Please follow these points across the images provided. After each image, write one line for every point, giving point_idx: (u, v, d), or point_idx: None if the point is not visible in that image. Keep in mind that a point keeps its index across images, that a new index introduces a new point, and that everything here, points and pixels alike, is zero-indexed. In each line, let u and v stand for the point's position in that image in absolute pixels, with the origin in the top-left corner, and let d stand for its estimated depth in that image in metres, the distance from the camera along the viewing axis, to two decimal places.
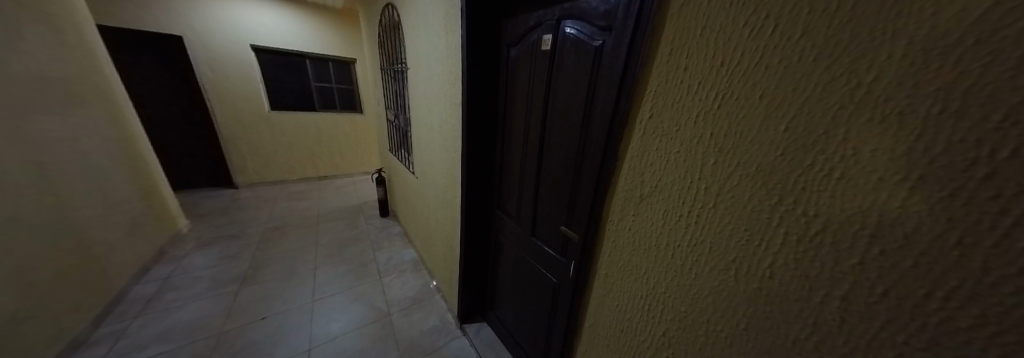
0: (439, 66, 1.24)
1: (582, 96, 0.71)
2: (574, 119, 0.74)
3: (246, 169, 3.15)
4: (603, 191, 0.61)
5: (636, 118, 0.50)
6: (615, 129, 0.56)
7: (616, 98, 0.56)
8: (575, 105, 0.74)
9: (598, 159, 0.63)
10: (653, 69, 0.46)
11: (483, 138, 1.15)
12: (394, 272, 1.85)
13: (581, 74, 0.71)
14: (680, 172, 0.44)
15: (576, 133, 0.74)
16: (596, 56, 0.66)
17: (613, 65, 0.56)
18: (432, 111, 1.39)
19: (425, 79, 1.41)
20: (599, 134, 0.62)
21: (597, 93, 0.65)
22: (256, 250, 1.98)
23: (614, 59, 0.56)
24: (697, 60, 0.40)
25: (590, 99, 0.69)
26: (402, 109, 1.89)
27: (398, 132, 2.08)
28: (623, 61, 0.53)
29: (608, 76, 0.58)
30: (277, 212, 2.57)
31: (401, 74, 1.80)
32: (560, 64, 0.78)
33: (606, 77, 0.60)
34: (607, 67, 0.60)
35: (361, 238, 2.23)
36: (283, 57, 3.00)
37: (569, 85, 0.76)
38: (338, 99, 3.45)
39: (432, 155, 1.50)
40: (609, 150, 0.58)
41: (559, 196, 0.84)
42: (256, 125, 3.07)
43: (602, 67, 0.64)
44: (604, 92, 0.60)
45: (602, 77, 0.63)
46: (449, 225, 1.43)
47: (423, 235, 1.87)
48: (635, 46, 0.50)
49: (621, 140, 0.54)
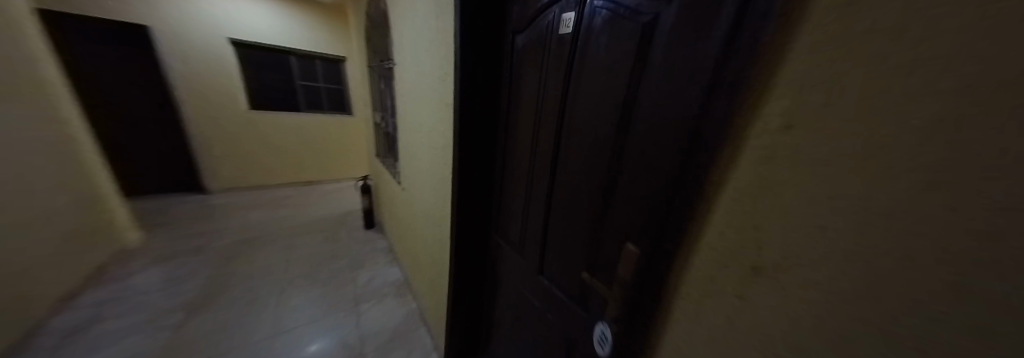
0: (428, 60, 1.04)
1: (619, 97, 0.51)
2: (608, 128, 0.53)
3: (219, 172, 2.90)
4: (671, 244, 0.40)
5: (746, 137, 0.31)
6: (693, 148, 0.36)
7: (692, 100, 0.36)
8: (608, 111, 0.53)
9: (653, 192, 0.43)
10: (788, 53, 0.27)
11: (480, 150, 0.94)
12: (375, 297, 1.61)
13: (618, 67, 0.51)
14: (832, 231, 0.26)
15: (610, 149, 0.53)
16: (641, 40, 0.46)
17: (686, 51, 0.37)
18: (421, 113, 1.18)
19: (412, 75, 1.21)
20: (656, 155, 0.42)
21: (642, 91, 0.45)
22: (218, 268, 1.72)
23: (687, 42, 0.37)
24: (899, 35, 0.21)
25: (629, 102, 0.48)
26: (390, 111, 1.67)
27: (385, 136, 1.85)
28: (709, 41, 0.33)
29: (676, 67, 0.38)
30: (249, 220, 2.32)
31: (388, 71, 1.59)
32: (587, 52, 0.57)
33: (665, 69, 0.40)
34: (665, 55, 0.40)
35: (341, 253, 1.97)
36: (265, 53, 2.79)
37: (596, 84, 0.56)
38: (326, 100, 3.24)
39: (420, 163, 1.29)
40: (675, 181, 0.39)
41: (583, 229, 0.63)
42: (235, 126, 2.85)
43: (651, 56, 0.44)
44: (665, 92, 0.40)
45: (654, 68, 0.43)
46: (437, 246, 1.22)
47: (410, 253, 1.63)
48: (735, 15, 0.31)
49: (712, 169, 0.34)
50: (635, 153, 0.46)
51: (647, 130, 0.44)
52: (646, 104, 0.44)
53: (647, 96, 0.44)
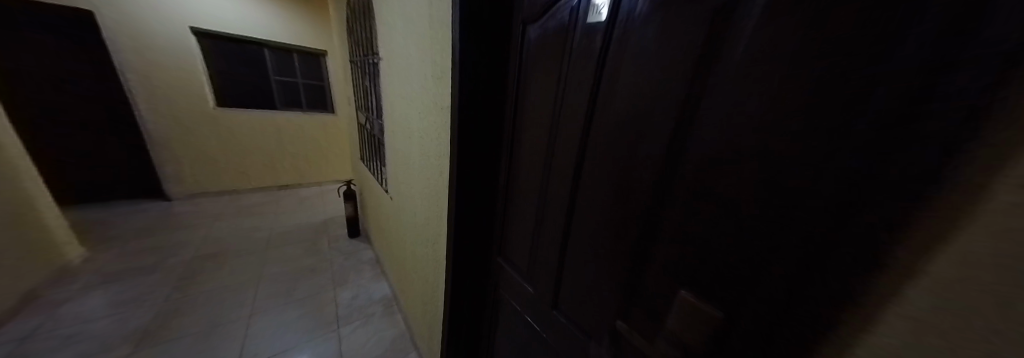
0: (419, 55, 0.90)
1: (671, 113, 0.39)
2: (654, 149, 0.42)
3: (185, 177, 2.68)
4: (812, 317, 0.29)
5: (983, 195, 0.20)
6: (849, 202, 0.26)
7: (852, 136, 0.25)
8: (652, 128, 0.42)
9: (755, 244, 0.32)
10: None
11: (481, 162, 0.82)
12: (359, 316, 1.45)
13: (668, 72, 0.39)
14: None
15: (655, 174, 0.43)
16: (706, 37, 0.34)
17: (823, 65, 0.26)
18: (411, 117, 1.04)
19: (400, 72, 1.06)
20: (762, 198, 0.31)
21: (717, 108, 0.34)
22: (176, 288, 1.52)
23: (826, 52, 0.26)
24: None
25: (689, 120, 0.37)
26: (374, 110, 1.51)
27: (370, 138, 1.68)
28: (889, 55, 0.23)
29: (800, 84, 0.27)
30: (218, 230, 2.11)
31: (371, 66, 1.42)
32: (625, 46, 0.46)
33: (768, 86, 0.30)
34: (769, 65, 0.29)
35: (321, 266, 1.79)
36: (233, 45, 2.55)
37: (635, 94, 0.45)
38: (304, 97, 3.03)
39: (410, 171, 1.15)
40: (806, 240, 0.28)
41: (615, 260, 0.52)
42: (199, 125, 2.60)
43: (728, 60, 0.33)
44: (776, 117, 0.29)
45: (741, 79, 0.32)
46: (431, 265, 1.09)
47: (399, 268, 1.48)
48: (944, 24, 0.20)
49: (890, 233, 0.24)
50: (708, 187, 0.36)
51: (736, 162, 0.33)
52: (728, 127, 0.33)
53: (732, 117, 0.33)
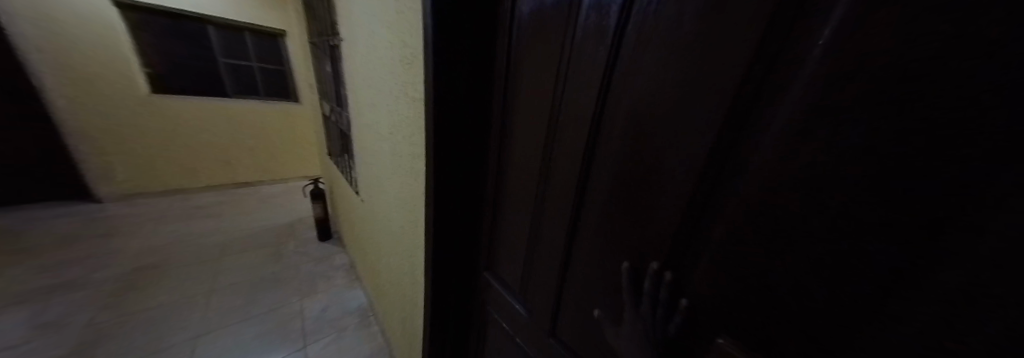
0: (385, 39, 0.75)
1: (718, 121, 0.30)
2: (688, 164, 0.33)
3: (117, 175, 2.43)
4: None
5: None
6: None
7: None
8: (686, 139, 0.33)
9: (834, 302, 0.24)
10: None
11: (462, 164, 0.69)
12: (330, 330, 1.31)
13: (714, 67, 0.29)
14: None
15: (688, 195, 0.34)
16: (770, 22, 0.25)
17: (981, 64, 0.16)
18: (379, 108, 0.88)
19: (364, 57, 0.90)
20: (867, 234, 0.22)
21: (787, 120, 0.25)
22: (103, 308, 1.30)
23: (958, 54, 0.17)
24: None
25: (751, 132, 0.28)
26: (339, 101, 1.33)
27: (337, 132, 1.49)
28: None
29: (935, 92, 0.18)
30: (161, 237, 1.85)
31: (333, 50, 1.23)
32: (644, 37, 0.35)
33: (877, 90, 0.20)
34: (877, 62, 0.20)
35: (285, 274, 1.61)
36: (173, 20, 2.23)
37: (657, 98, 0.35)
38: (262, 84, 2.74)
39: (381, 173, 1.01)
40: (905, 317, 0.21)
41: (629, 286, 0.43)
42: (130, 115, 2.33)
43: (812, 54, 0.23)
44: (886, 140, 0.20)
45: (826, 81, 0.22)
46: (408, 280, 0.97)
47: (374, 277, 1.34)
48: None
49: None
50: (769, 223, 0.27)
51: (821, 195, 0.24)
52: (803, 147, 0.24)
53: (807, 132, 0.23)
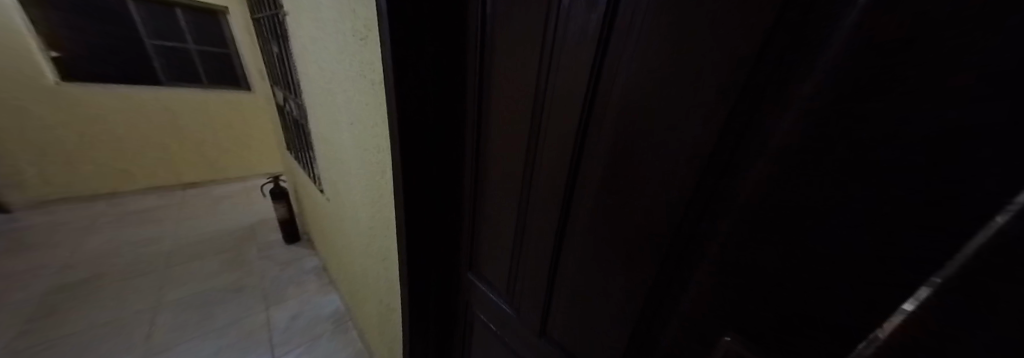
0: (332, 13, 0.64)
1: (724, 107, 0.25)
2: (692, 157, 0.28)
3: (29, 180, 2.11)
4: None
5: None
6: None
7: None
8: (689, 127, 0.28)
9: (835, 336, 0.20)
10: None
11: (433, 159, 0.62)
12: (300, 341, 1.20)
13: (727, 38, 0.24)
14: None
15: (688, 194, 0.29)
16: None
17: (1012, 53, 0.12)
18: (335, 94, 0.77)
19: (314, 36, 0.78)
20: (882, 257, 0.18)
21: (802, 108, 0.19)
22: (14, 337, 1.12)
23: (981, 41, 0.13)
24: None
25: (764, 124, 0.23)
26: (292, 88, 1.18)
27: (293, 124, 1.34)
28: None
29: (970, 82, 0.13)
30: (91, 248, 1.63)
31: (279, 29, 1.07)
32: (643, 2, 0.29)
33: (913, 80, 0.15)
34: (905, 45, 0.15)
35: (246, 282, 1.47)
36: None
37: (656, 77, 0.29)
38: (202, 69, 2.42)
39: (344, 168, 0.91)
40: None
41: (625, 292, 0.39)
42: (32, 107, 1.98)
43: (844, 23, 0.17)
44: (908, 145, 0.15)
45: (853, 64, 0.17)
46: (382, 284, 0.90)
47: (347, 281, 1.24)
48: None
49: None
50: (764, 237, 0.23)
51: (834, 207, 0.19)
52: (819, 144, 0.19)
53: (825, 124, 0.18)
